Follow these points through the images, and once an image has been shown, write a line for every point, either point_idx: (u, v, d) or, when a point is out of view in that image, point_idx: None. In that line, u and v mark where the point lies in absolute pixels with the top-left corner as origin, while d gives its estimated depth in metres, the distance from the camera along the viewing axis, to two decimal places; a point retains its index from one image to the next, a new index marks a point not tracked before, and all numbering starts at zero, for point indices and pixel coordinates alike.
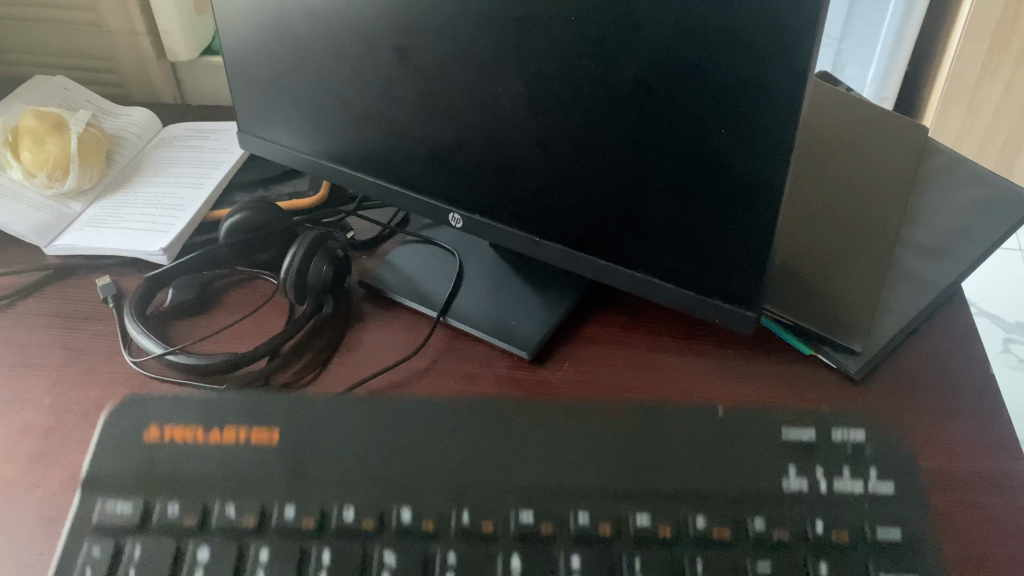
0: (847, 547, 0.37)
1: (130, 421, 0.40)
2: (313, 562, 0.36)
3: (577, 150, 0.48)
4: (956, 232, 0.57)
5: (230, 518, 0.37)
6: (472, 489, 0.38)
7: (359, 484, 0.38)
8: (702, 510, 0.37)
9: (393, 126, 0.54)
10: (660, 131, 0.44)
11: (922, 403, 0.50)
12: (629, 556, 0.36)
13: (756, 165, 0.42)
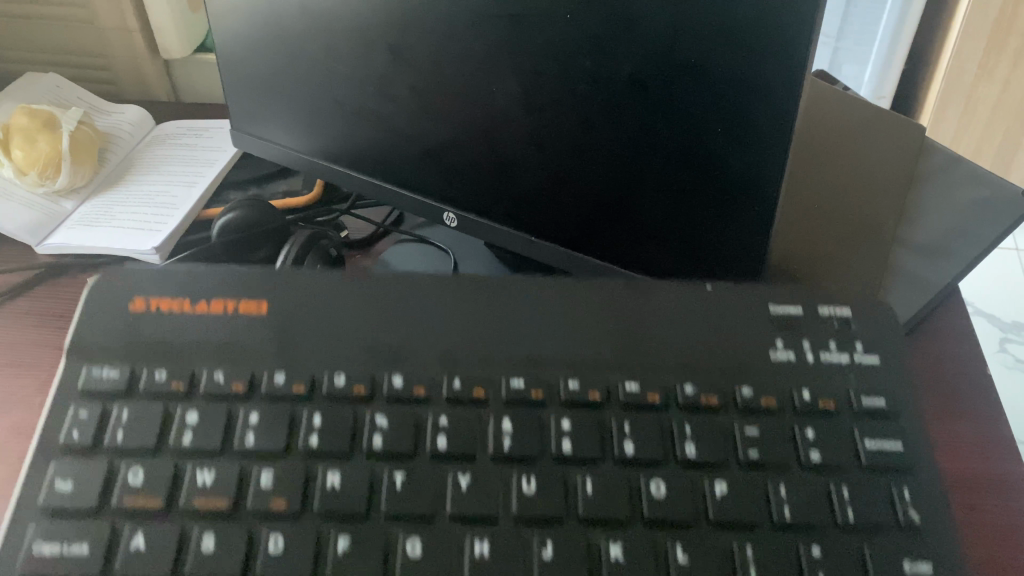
0: (836, 413, 0.39)
1: (120, 294, 0.42)
2: (308, 420, 0.37)
3: (574, 148, 0.47)
4: (953, 231, 0.56)
5: (217, 382, 0.38)
6: (462, 364, 0.40)
7: (352, 355, 0.40)
8: (690, 380, 0.40)
9: (386, 124, 0.54)
10: (656, 131, 0.44)
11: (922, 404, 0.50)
12: (621, 420, 0.38)
13: (759, 160, 0.42)
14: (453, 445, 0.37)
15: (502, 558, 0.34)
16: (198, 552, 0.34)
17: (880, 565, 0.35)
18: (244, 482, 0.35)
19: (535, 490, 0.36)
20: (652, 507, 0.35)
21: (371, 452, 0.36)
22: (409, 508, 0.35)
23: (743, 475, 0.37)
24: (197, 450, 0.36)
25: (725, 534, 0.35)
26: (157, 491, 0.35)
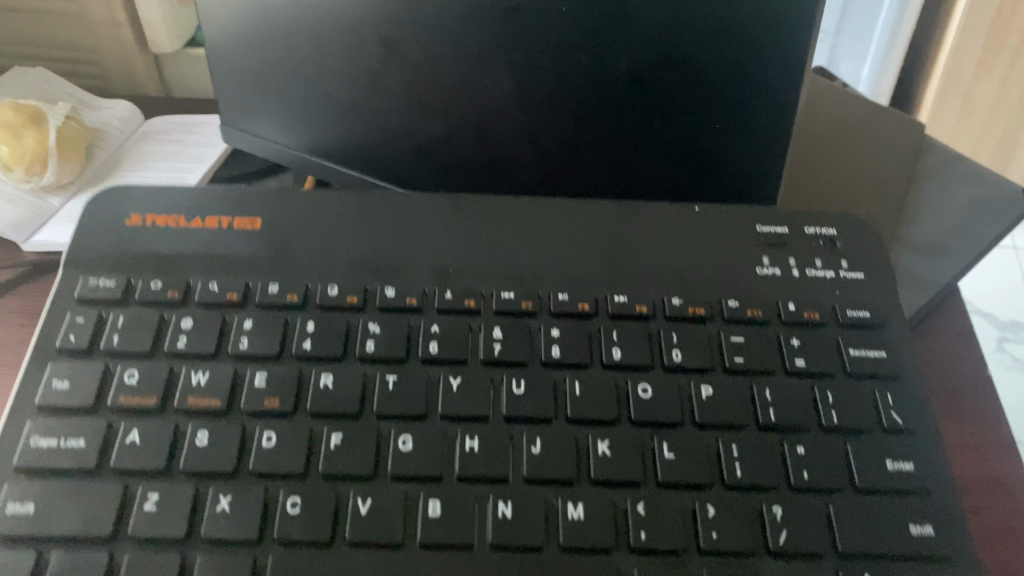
0: (818, 325, 0.40)
1: (114, 212, 0.43)
2: (302, 325, 0.39)
3: (584, 135, 0.49)
4: (953, 229, 0.56)
5: (212, 290, 0.40)
6: (455, 276, 0.42)
7: (347, 267, 0.42)
8: (678, 294, 0.41)
9: (378, 119, 0.52)
10: (654, 123, 0.48)
11: None
12: (611, 330, 0.40)
13: (760, 124, 0.46)
14: (443, 350, 0.38)
15: (491, 451, 0.35)
16: (192, 448, 0.35)
17: (863, 458, 0.36)
18: (237, 384, 0.37)
19: (523, 390, 0.37)
20: (639, 408, 0.37)
21: (364, 355, 0.38)
22: (399, 407, 0.36)
23: (727, 378, 0.38)
24: (191, 352, 0.37)
25: (711, 431, 0.37)
26: (153, 390, 0.36)
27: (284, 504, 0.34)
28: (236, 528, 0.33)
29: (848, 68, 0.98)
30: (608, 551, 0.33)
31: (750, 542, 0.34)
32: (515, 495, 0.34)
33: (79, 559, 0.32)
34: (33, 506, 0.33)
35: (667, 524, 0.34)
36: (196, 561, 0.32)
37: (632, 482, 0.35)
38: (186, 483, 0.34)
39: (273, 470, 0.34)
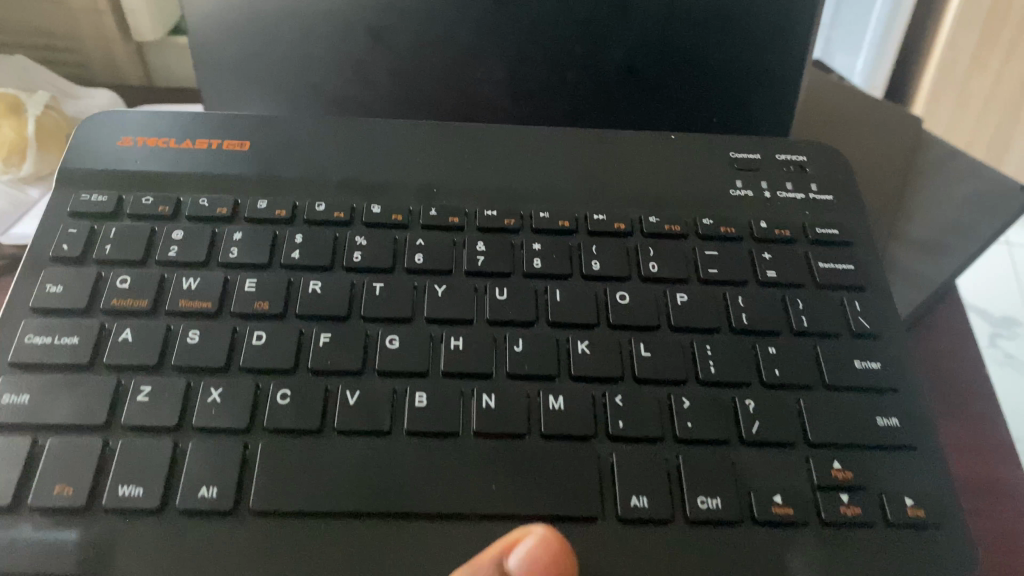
0: (789, 241, 0.43)
1: (107, 132, 0.45)
2: (290, 240, 0.41)
3: (577, 118, 0.49)
4: (952, 224, 0.55)
5: (204, 206, 0.41)
6: (439, 194, 0.44)
7: (333, 184, 0.44)
8: (655, 214, 0.44)
9: (365, 113, 0.50)
10: (649, 116, 0.48)
11: None
12: (592, 245, 0.42)
13: (750, 101, 0.47)
14: (429, 261, 0.40)
15: (476, 347, 0.38)
16: (183, 346, 0.37)
17: (830, 359, 0.39)
18: (228, 288, 0.39)
19: (507, 296, 0.39)
20: (617, 314, 0.40)
21: (350, 265, 0.40)
22: (386, 312, 0.38)
23: (699, 288, 0.41)
24: (184, 262, 0.39)
25: (685, 333, 0.39)
26: (146, 293, 0.38)
27: (275, 396, 0.36)
28: (230, 415, 0.35)
29: (842, 60, 0.98)
30: (589, 441, 0.36)
31: (720, 430, 0.36)
32: (497, 389, 0.37)
33: (73, 447, 0.34)
34: (30, 398, 0.35)
35: (645, 415, 0.37)
36: (189, 449, 0.34)
37: (613, 378, 0.38)
38: (178, 377, 0.36)
39: (259, 366, 0.36)
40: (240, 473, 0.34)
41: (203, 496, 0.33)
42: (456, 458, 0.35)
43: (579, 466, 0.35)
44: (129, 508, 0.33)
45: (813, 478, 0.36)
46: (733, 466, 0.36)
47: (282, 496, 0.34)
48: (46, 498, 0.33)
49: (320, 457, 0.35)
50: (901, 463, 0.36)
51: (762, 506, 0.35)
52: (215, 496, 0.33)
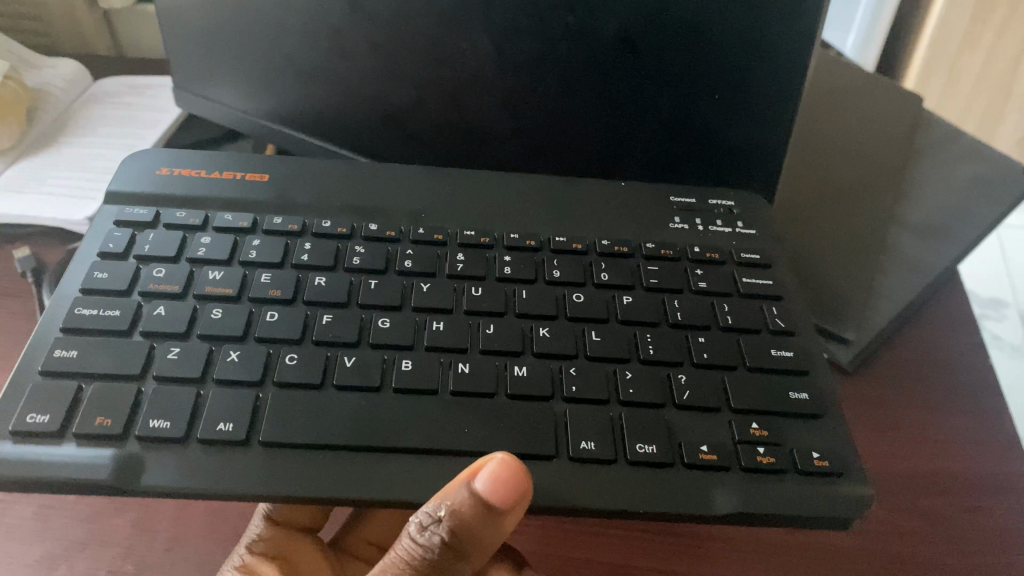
0: (717, 260, 0.41)
1: (149, 161, 0.43)
2: (292, 254, 0.39)
3: (562, 144, 0.47)
4: (952, 208, 0.53)
5: (225, 222, 0.40)
6: (428, 216, 0.42)
7: (336, 208, 0.42)
8: (607, 236, 0.42)
9: (344, 83, 0.48)
10: (648, 91, 0.44)
11: (921, 394, 0.46)
12: (552, 257, 0.41)
13: (740, 142, 0.45)
14: (419, 265, 0.39)
15: (455, 330, 0.36)
16: (207, 319, 0.35)
17: (754, 346, 0.38)
18: (246, 282, 0.37)
19: (483, 294, 0.38)
20: (574, 308, 0.38)
21: (350, 267, 0.38)
22: (379, 299, 0.37)
23: (644, 295, 0.39)
24: (209, 259, 0.38)
25: (631, 327, 0.38)
26: (176, 280, 0.36)
27: (282, 357, 0.34)
28: (245, 371, 0.33)
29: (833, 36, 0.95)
30: (546, 403, 0.35)
31: (651, 393, 0.35)
32: (472, 360, 0.35)
33: (110, 391, 0.32)
34: (74, 353, 0.33)
35: (592, 380, 0.35)
36: (210, 396, 0.33)
37: (566, 354, 0.36)
38: (203, 344, 0.34)
39: (279, 338, 0.35)
40: (251, 420, 0.32)
41: (222, 429, 0.32)
42: (443, 414, 0.33)
43: (540, 420, 0.34)
44: (159, 441, 0.31)
45: (734, 433, 0.34)
46: (664, 422, 0.34)
47: (289, 429, 0.32)
48: (87, 427, 0.31)
49: (315, 407, 0.33)
50: (828, 431, 0.35)
51: (683, 459, 0.33)
52: (232, 427, 0.32)
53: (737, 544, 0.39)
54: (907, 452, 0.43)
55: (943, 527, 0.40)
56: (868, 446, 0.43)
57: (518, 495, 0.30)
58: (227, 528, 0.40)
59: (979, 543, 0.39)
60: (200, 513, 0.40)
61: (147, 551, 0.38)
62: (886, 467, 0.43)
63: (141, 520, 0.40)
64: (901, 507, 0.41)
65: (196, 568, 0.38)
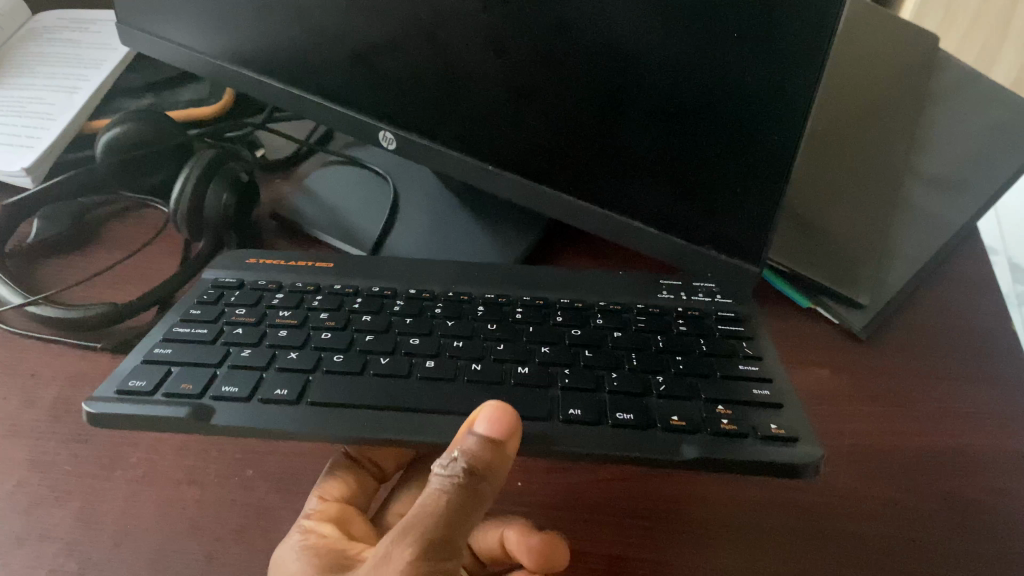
0: (697, 316, 0.39)
1: (241, 255, 0.44)
2: (343, 304, 0.39)
3: (540, 120, 0.38)
4: (967, 158, 0.49)
5: (298, 285, 0.41)
6: (463, 286, 0.41)
7: (389, 275, 0.41)
8: (606, 297, 0.40)
9: (305, 18, 0.42)
10: (651, 29, 0.32)
11: (935, 364, 0.43)
12: (557, 310, 0.39)
13: (764, 148, 0.33)
14: (447, 310, 0.39)
15: (472, 345, 0.37)
16: (274, 336, 0.37)
17: (720, 363, 0.36)
18: (306, 319, 0.38)
19: (497, 329, 0.37)
20: (574, 338, 0.37)
21: (393, 311, 0.39)
22: (414, 327, 0.37)
23: (636, 332, 0.38)
24: (278, 304, 0.39)
25: (623, 349, 0.37)
26: (252, 313, 0.38)
27: (327, 357, 0.36)
28: (301, 361, 0.35)
29: None
30: (545, 389, 0.35)
31: (631, 384, 0.35)
32: (487, 361, 0.36)
33: (195, 371, 0.35)
34: (171, 350, 0.36)
35: (585, 373, 0.35)
36: (269, 376, 0.35)
37: (563, 361, 0.36)
38: (269, 348, 0.36)
39: (329, 345, 0.36)
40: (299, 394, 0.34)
41: (277, 394, 0.34)
42: (461, 395, 0.34)
43: (534, 400, 0.34)
44: (227, 402, 0.34)
45: (702, 412, 0.34)
46: (642, 402, 0.34)
47: (336, 391, 0.34)
48: (173, 388, 0.34)
49: (352, 385, 0.34)
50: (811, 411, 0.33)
51: (656, 429, 0.33)
52: (286, 393, 0.34)
53: (742, 533, 0.36)
54: (919, 429, 0.40)
55: (965, 510, 0.36)
56: (877, 423, 0.40)
57: (515, 437, 0.30)
58: (181, 516, 0.36)
59: (1008, 531, 0.36)
60: (152, 501, 0.36)
61: (92, 544, 0.35)
62: (899, 446, 0.39)
63: (86, 509, 0.36)
64: (917, 489, 0.37)
65: (144, 563, 0.34)
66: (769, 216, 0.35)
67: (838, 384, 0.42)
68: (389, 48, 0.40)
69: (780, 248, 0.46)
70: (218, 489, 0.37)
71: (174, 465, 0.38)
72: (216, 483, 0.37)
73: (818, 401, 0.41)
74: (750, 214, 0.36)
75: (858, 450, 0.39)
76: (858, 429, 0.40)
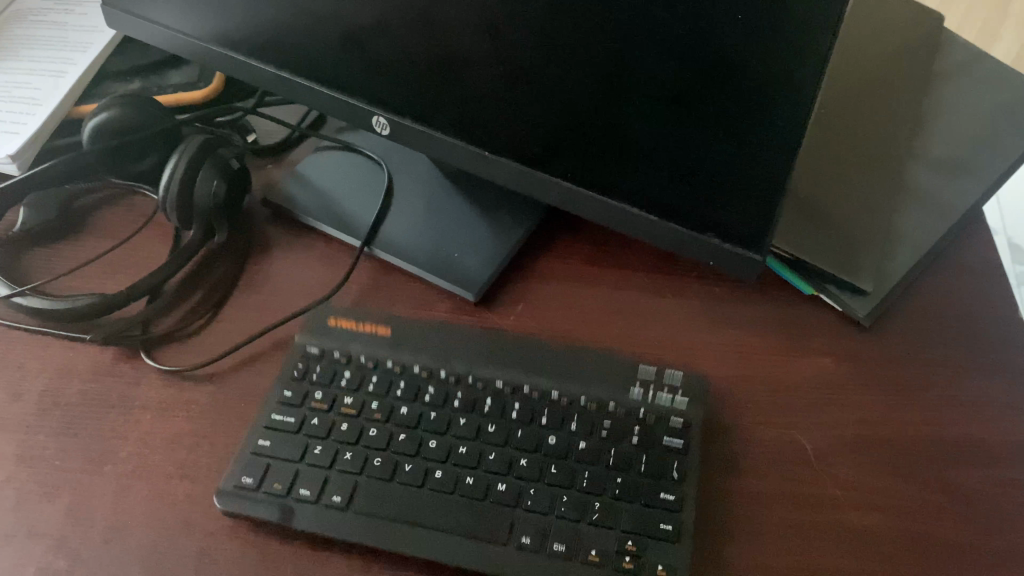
0: (655, 423, 0.37)
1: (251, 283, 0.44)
2: (392, 386, 0.38)
3: (538, 104, 0.37)
4: (973, 139, 0.48)
5: (337, 355, 0.39)
6: (478, 372, 0.39)
7: (404, 357, 0.39)
8: (616, 399, 0.38)
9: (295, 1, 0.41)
10: (653, 11, 0.31)
11: (940, 351, 0.42)
12: (545, 408, 0.38)
13: (770, 133, 0.32)
14: (444, 411, 0.38)
15: (472, 452, 0.36)
16: (291, 416, 0.37)
17: (678, 487, 0.35)
18: (322, 398, 0.38)
19: (496, 432, 0.37)
20: (569, 450, 0.36)
21: (397, 397, 0.38)
22: (409, 421, 0.37)
23: (624, 416, 0.37)
24: (311, 377, 0.39)
25: (608, 456, 0.36)
26: (290, 371, 0.39)
27: (370, 459, 0.36)
28: (286, 450, 0.36)
29: None
30: (544, 514, 0.35)
31: (569, 506, 0.35)
32: (458, 472, 0.36)
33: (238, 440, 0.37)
34: (270, 442, 0.36)
35: (544, 490, 0.35)
36: (276, 462, 0.36)
37: (557, 454, 0.36)
38: (284, 426, 0.37)
39: (328, 434, 0.37)
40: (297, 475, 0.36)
41: (280, 455, 0.36)
42: (430, 517, 0.35)
43: (489, 519, 0.34)
44: (257, 458, 0.36)
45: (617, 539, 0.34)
46: (568, 530, 0.34)
47: (316, 479, 0.35)
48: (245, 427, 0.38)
49: (334, 484, 0.35)
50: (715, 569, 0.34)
51: (648, 537, 0.34)
52: (279, 455, 0.36)
53: (744, 527, 0.36)
54: (924, 418, 0.39)
55: (968, 504, 0.36)
56: (881, 413, 0.39)
57: None
58: (173, 511, 0.35)
59: (1010, 525, 0.36)
60: (143, 497, 0.36)
61: (83, 542, 0.34)
62: (902, 436, 0.39)
63: (75, 506, 0.35)
64: (919, 481, 0.37)
65: (137, 562, 0.34)
66: (774, 205, 0.34)
67: (842, 372, 0.41)
68: (382, 30, 0.39)
69: (785, 229, 0.44)
70: (210, 483, 0.36)
71: (165, 458, 0.37)
72: (208, 478, 0.36)
73: (820, 389, 0.40)
74: (755, 200, 0.34)
75: (859, 440, 0.38)
76: (861, 418, 0.39)
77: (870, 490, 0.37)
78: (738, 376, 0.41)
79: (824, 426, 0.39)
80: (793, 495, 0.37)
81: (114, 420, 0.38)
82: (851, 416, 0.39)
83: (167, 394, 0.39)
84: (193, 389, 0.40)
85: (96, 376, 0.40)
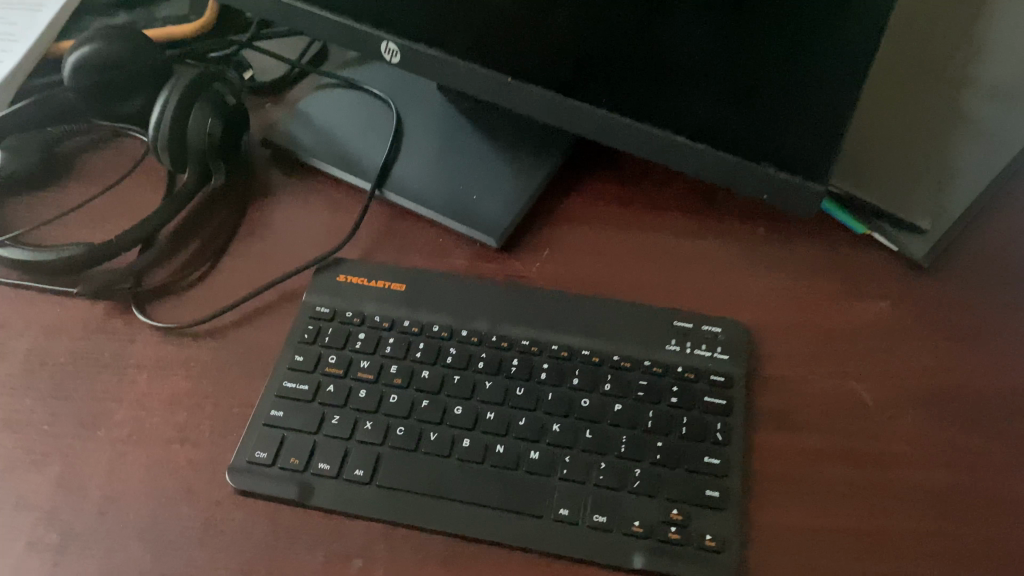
0: (694, 380, 0.34)
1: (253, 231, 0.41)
2: (410, 348, 0.35)
3: (571, 19, 0.33)
4: None
5: (350, 316, 0.36)
6: (501, 329, 0.36)
7: (421, 313, 0.37)
8: (649, 355, 0.35)
9: None
10: None
11: (1002, 291, 0.39)
12: (579, 366, 0.35)
13: (842, 40, 0.29)
14: (469, 370, 0.34)
15: (501, 418, 0.33)
16: (302, 382, 0.34)
17: (729, 450, 0.33)
18: (337, 360, 0.35)
19: (525, 394, 0.34)
20: (606, 413, 0.33)
21: (417, 359, 0.35)
22: (433, 384, 0.34)
23: (661, 376, 0.34)
24: (321, 338, 0.35)
25: (651, 418, 0.33)
26: (299, 330, 0.36)
27: (392, 428, 0.33)
28: (300, 421, 0.33)
29: None
30: (581, 484, 0.31)
31: (609, 475, 0.31)
32: (490, 437, 0.33)
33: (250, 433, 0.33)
34: (283, 412, 0.33)
35: (581, 460, 0.32)
36: (291, 434, 0.33)
37: (591, 418, 0.33)
38: (296, 394, 0.34)
39: (345, 402, 0.33)
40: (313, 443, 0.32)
41: (295, 424, 0.33)
42: (463, 487, 0.31)
43: (526, 492, 0.31)
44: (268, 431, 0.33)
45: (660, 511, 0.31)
46: (614, 500, 0.31)
47: (330, 452, 0.32)
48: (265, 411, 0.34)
49: (353, 453, 0.32)
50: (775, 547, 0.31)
51: (693, 505, 0.31)
52: (293, 422, 0.33)
53: (799, 486, 0.33)
54: (990, 364, 0.36)
55: None
56: (943, 359, 0.36)
57: None
58: (175, 479, 0.32)
59: None
60: (141, 463, 0.33)
61: (76, 514, 0.31)
62: (967, 384, 0.35)
63: (66, 475, 0.32)
64: (988, 433, 0.34)
65: (137, 535, 0.31)
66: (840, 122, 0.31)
67: (899, 317, 0.38)
68: None
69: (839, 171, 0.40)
70: (214, 447, 0.33)
71: (163, 421, 0.34)
72: (211, 441, 0.33)
73: (875, 335, 0.37)
74: (818, 121, 0.31)
75: (920, 389, 0.35)
76: (923, 365, 0.36)
77: (936, 442, 0.34)
78: (787, 323, 0.38)
79: (882, 375, 0.36)
80: (853, 450, 0.34)
81: (107, 380, 0.35)
82: (910, 363, 0.36)
83: (164, 350, 0.36)
84: (192, 346, 0.36)
85: (86, 333, 0.36)
